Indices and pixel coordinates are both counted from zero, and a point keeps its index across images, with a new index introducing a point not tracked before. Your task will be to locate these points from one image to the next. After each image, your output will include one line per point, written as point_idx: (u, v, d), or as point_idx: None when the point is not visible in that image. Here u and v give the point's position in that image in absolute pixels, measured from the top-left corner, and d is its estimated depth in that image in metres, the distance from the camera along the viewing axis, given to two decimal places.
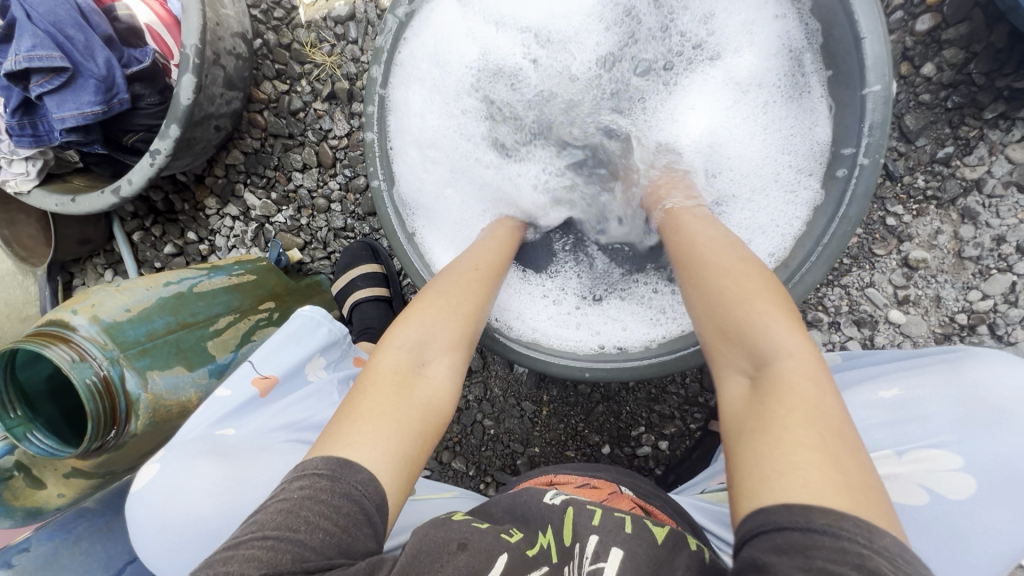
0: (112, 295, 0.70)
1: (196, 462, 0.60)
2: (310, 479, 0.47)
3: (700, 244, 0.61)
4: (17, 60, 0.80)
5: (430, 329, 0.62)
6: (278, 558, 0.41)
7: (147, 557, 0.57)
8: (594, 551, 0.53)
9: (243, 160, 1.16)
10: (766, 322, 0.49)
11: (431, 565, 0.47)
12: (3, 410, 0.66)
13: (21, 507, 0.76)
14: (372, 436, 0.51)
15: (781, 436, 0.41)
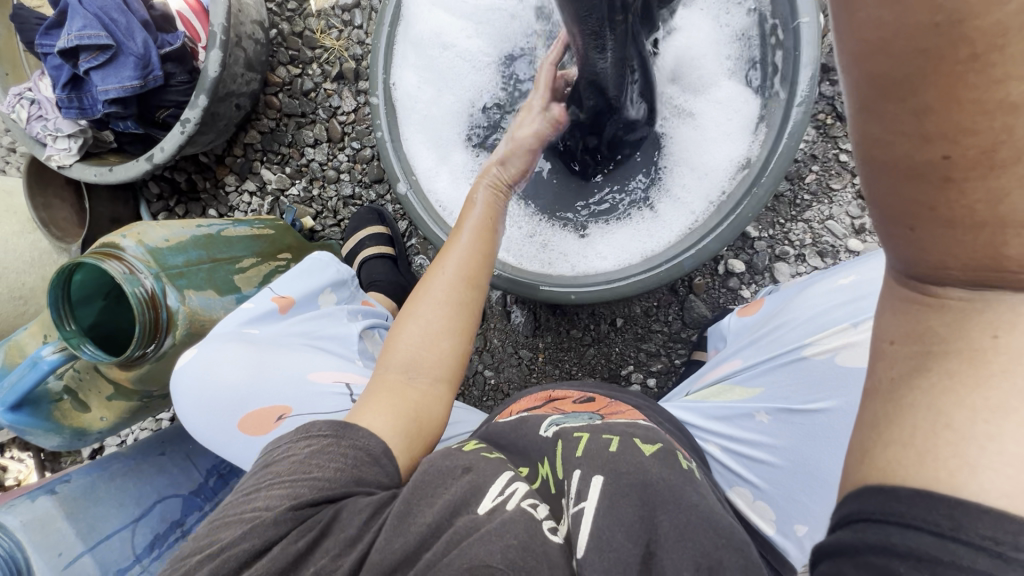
0: (153, 227, 0.80)
1: (228, 344, 0.72)
2: (317, 440, 0.54)
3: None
4: (70, 39, 0.93)
5: (420, 340, 0.68)
6: (298, 491, 0.50)
7: (194, 426, 0.68)
8: (577, 491, 0.52)
9: (260, 139, 1.28)
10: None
11: (432, 489, 0.49)
12: (59, 323, 0.75)
13: (69, 426, 0.85)
14: (377, 413, 0.59)
15: (993, 404, 0.27)
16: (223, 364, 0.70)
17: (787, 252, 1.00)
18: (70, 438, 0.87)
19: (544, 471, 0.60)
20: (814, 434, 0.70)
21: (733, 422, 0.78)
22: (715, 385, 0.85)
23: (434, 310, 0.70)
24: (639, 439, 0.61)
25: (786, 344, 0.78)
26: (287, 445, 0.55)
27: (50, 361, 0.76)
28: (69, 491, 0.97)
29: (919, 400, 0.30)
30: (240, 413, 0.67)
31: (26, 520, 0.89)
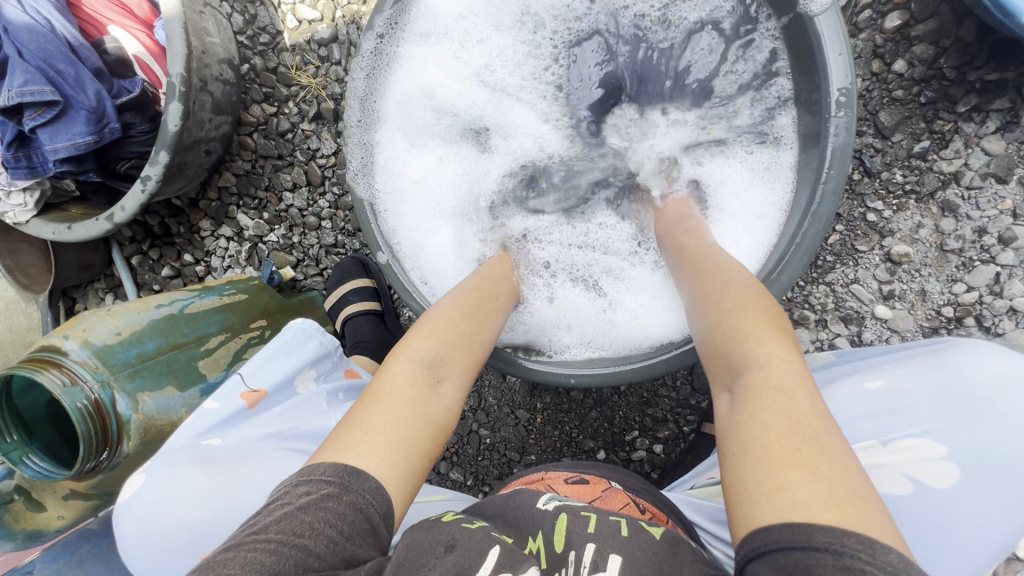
0: (103, 319, 0.72)
1: (183, 470, 0.64)
2: (318, 485, 0.48)
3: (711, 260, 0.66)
4: (11, 96, 0.83)
5: (446, 351, 0.64)
6: (281, 564, 0.42)
7: (138, 568, 0.60)
8: (592, 561, 0.54)
9: (235, 182, 1.19)
10: (754, 336, 0.52)
11: (416, 569, 0.46)
12: (0, 435, 0.68)
13: (22, 530, 0.78)
14: (386, 445, 0.53)
15: (761, 453, 0.43)
16: (175, 492, 0.62)
17: (807, 317, 0.89)
18: (23, 542, 0.78)
19: (534, 545, 0.59)
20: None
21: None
22: (720, 484, 0.80)
23: (456, 333, 0.66)
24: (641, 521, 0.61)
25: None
26: (285, 491, 0.47)
27: None
28: None
29: (733, 464, 0.45)
30: (196, 553, 0.58)
31: None
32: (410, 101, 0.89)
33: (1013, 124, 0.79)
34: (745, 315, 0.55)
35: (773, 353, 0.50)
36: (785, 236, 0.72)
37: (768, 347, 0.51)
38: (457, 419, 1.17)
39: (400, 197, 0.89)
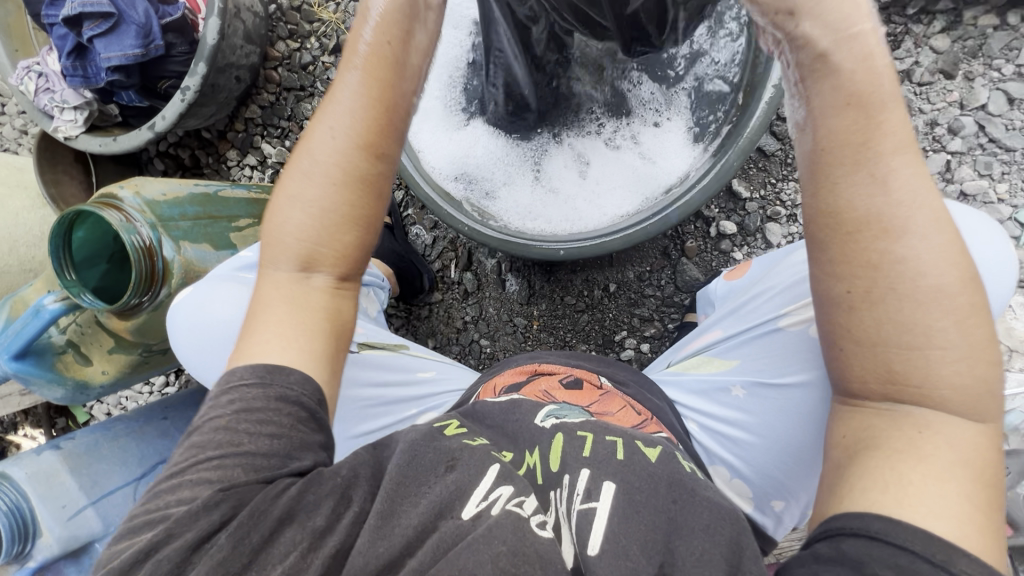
0: (151, 182, 0.83)
1: (219, 286, 0.76)
2: (241, 391, 0.49)
3: (874, 134, 0.43)
4: (73, 7, 0.97)
5: (306, 234, 0.53)
6: (231, 474, 0.44)
7: (182, 350, 0.76)
8: (585, 489, 0.51)
9: (260, 114, 1.31)
10: (930, 300, 0.42)
11: (415, 489, 0.45)
12: (59, 272, 0.77)
13: (71, 377, 0.88)
14: (279, 347, 0.52)
15: (940, 473, 0.41)
16: (215, 300, 0.75)
17: (779, 212, 1.02)
18: (73, 390, 0.89)
19: (529, 461, 0.57)
20: (786, 407, 0.70)
21: (711, 396, 0.79)
22: (696, 356, 0.85)
23: (321, 207, 0.53)
24: (640, 441, 0.58)
25: (759, 316, 0.77)
26: (211, 403, 0.49)
27: (51, 311, 0.79)
28: (75, 447, 1.00)
29: (872, 456, 0.43)
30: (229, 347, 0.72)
31: (30, 472, 0.93)
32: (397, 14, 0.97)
33: (955, 23, 0.88)
34: (930, 260, 0.42)
35: (947, 334, 0.42)
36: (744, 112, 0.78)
37: (963, 355, 0.42)
38: (460, 330, 1.25)
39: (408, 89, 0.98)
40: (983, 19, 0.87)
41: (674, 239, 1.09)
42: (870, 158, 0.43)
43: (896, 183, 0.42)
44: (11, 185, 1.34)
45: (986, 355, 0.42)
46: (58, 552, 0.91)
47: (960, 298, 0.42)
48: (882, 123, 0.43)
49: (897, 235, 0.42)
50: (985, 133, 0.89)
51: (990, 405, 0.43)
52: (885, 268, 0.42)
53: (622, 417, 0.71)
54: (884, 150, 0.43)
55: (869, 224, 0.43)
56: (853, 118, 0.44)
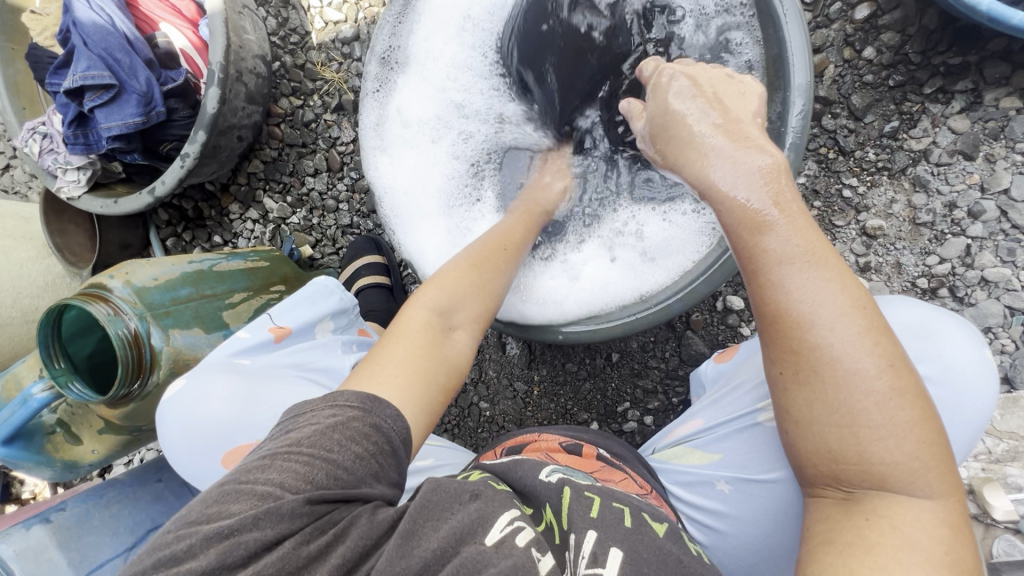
0: (142, 266, 0.81)
1: (218, 376, 0.75)
2: (344, 408, 0.48)
3: (787, 274, 0.48)
4: (75, 79, 0.97)
5: (459, 299, 0.68)
6: (314, 475, 0.43)
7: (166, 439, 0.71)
8: (592, 552, 0.50)
9: (262, 168, 1.30)
10: (881, 424, 0.44)
11: (439, 514, 0.44)
12: (47, 362, 0.76)
13: (60, 458, 0.87)
14: (391, 380, 0.54)
15: (889, 564, 0.41)
16: (207, 392, 0.73)
17: None
18: (62, 470, 0.88)
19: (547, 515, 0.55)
20: (780, 506, 0.62)
21: (698, 491, 0.70)
22: (677, 445, 0.76)
23: (467, 283, 0.70)
24: (647, 514, 0.57)
25: (740, 404, 0.69)
26: (311, 412, 0.47)
27: (39, 399, 0.78)
28: (65, 519, 0.99)
29: (834, 553, 0.43)
30: (222, 448, 0.69)
31: (18, 549, 0.91)
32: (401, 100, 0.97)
33: (976, 104, 0.84)
34: (873, 392, 0.44)
35: (898, 444, 0.44)
36: None
37: (895, 431, 0.44)
38: (458, 392, 1.23)
39: (407, 163, 0.98)
40: (1006, 101, 0.83)
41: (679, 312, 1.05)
42: (782, 270, 0.49)
43: (824, 330, 0.46)
44: (17, 237, 1.35)
45: (919, 433, 0.44)
46: None
47: (889, 399, 0.44)
48: (792, 272, 0.48)
49: (808, 325, 0.47)
50: (1008, 219, 0.84)
51: (939, 482, 0.44)
52: (808, 358, 0.46)
53: (625, 485, 0.67)
54: (797, 297, 0.47)
55: (792, 364, 0.47)
56: (757, 276, 0.50)
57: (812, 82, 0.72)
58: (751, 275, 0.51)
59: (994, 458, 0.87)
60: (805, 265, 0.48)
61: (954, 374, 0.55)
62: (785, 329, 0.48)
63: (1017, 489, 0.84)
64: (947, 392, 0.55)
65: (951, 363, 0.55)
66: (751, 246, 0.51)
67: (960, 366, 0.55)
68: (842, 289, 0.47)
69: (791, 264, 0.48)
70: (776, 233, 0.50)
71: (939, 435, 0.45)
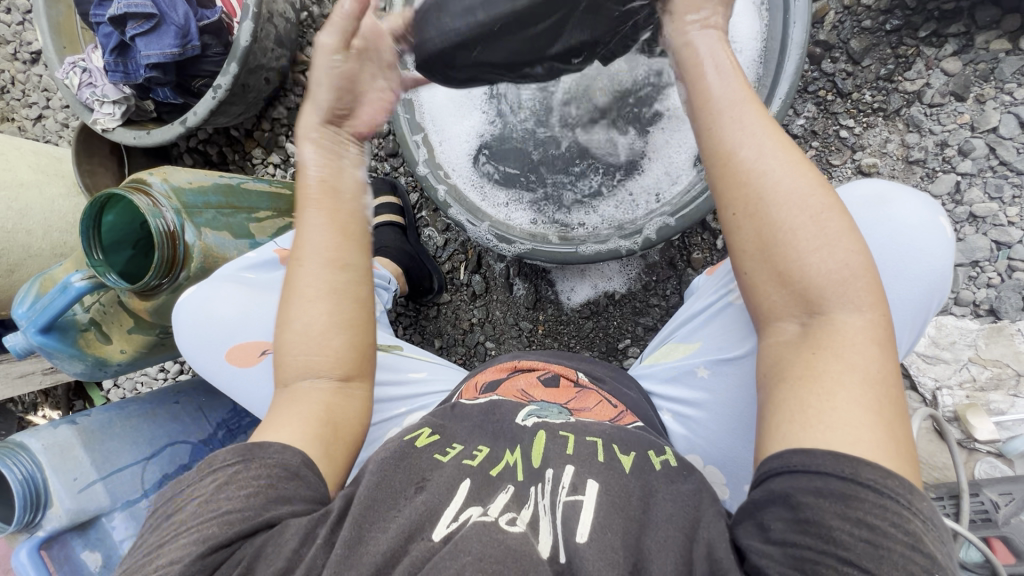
0: (180, 171, 0.88)
1: (222, 286, 0.80)
2: (228, 460, 0.51)
3: (733, 115, 0.52)
4: (120, 7, 1.03)
5: (306, 351, 0.56)
6: (213, 532, 0.47)
7: (179, 334, 0.80)
8: (572, 483, 0.52)
9: (287, 115, 1.36)
10: (829, 238, 0.49)
11: (385, 514, 0.49)
12: (88, 251, 0.82)
13: (91, 354, 0.92)
14: (283, 421, 0.55)
15: (833, 389, 0.46)
16: (217, 301, 0.79)
17: None
18: (92, 366, 0.94)
19: (511, 458, 0.56)
20: (744, 379, 0.66)
21: (680, 381, 0.76)
22: (667, 346, 0.84)
23: (323, 330, 0.56)
24: (618, 445, 0.58)
25: (717, 293, 0.76)
26: (192, 481, 0.51)
27: (78, 288, 0.83)
28: (90, 423, 1.04)
29: (788, 387, 0.48)
30: (226, 346, 0.77)
31: (46, 445, 0.97)
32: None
33: (968, 47, 0.89)
34: (814, 210, 0.49)
35: (836, 252, 0.48)
36: None
37: (827, 243, 0.48)
38: (466, 331, 1.27)
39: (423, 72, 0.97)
40: (996, 43, 0.88)
41: (681, 250, 1.10)
42: (728, 111, 0.52)
43: (766, 160, 0.50)
44: (49, 173, 1.40)
45: (848, 242, 0.49)
46: (67, 523, 0.94)
47: (822, 212, 0.49)
48: (732, 119, 0.52)
49: (752, 157, 0.50)
50: (996, 156, 0.89)
51: (870, 294, 0.48)
52: (757, 188, 0.50)
53: (600, 411, 0.70)
54: (737, 133, 0.51)
55: (741, 195, 0.50)
56: (707, 119, 0.53)
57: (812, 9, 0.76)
58: (704, 124, 0.53)
59: (979, 386, 0.90)
60: (745, 109, 0.52)
61: (905, 231, 0.60)
62: (734, 163, 0.51)
63: (998, 414, 0.88)
64: (892, 247, 0.60)
65: (900, 223, 0.60)
66: (700, 96, 0.54)
67: (910, 223, 0.60)
68: (771, 129, 0.52)
69: (732, 110, 0.52)
70: (714, 75, 0.54)
71: (864, 244, 0.50)
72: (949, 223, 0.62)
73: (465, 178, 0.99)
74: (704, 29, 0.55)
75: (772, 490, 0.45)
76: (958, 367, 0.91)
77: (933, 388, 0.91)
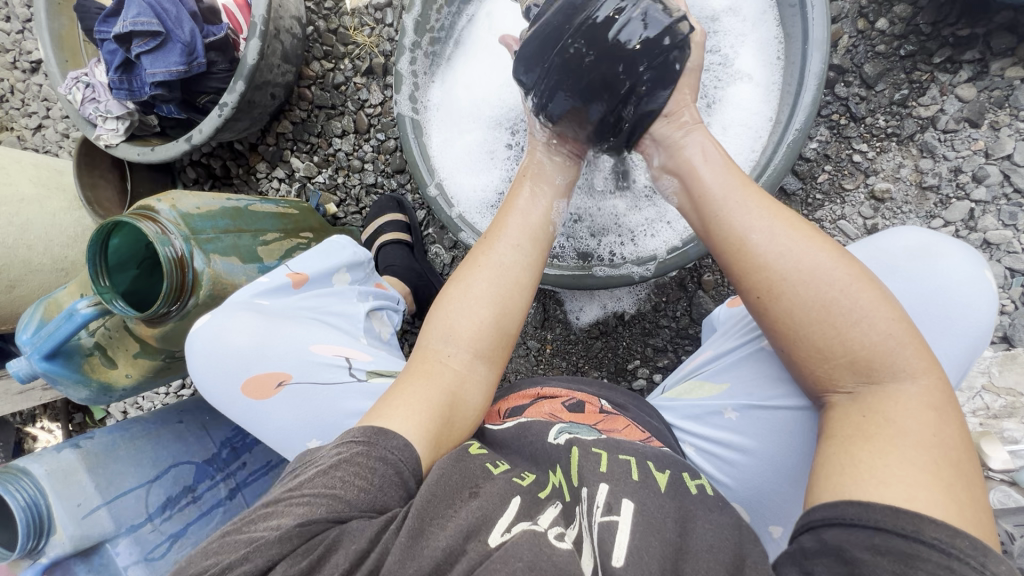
0: (187, 196, 0.87)
1: (236, 314, 0.79)
2: (348, 445, 0.50)
3: (739, 208, 0.58)
4: (125, 25, 1.02)
5: (458, 324, 0.61)
6: (313, 509, 0.45)
7: (193, 361, 0.78)
8: (606, 501, 0.51)
9: (291, 129, 1.35)
10: (864, 309, 0.51)
11: (445, 510, 0.46)
12: (94, 278, 0.81)
13: (96, 379, 0.91)
14: (408, 410, 0.54)
15: (886, 448, 0.45)
16: (229, 329, 0.78)
17: None
18: (97, 392, 0.92)
19: (555, 479, 0.54)
20: (784, 427, 0.66)
21: (705, 421, 0.74)
22: (689, 380, 0.81)
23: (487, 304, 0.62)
24: (652, 462, 0.56)
25: (744, 334, 0.75)
26: (323, 447, 0.51)
27: (84, 314, 0.82)
28: (93, 447, 1.03)
29: (839, 446, 0.48)
30: (242, 377, 0.75)
31: (49, 469, 0.96)
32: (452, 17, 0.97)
33: (982, 73, 0.89)
34: (842, 285, 0.52)
35: (876, 323, 0.50)
36: (760, 159, 0.81)
37: (866, 314, 0.51)
38: None
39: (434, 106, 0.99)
40: (1011, 71, 0.88)
41: (692, 272, 1.09)
42: (732, 207, 0.59)
43: (781, 246, 0.54)
44: (50, 187, 1.38)
45: (888, 312, 0.51)
46: (71, 550, 0.93)
47: (854, 284, 0.52)
48: (741, 211, 0.58)
49: (763, 244, 0.55)
50: (1010, 183, 0.89)
51: (917, 361, 0.49)
52: (773, 270, 0.54)
53: (629, 434, 0.65)
54: (746, 226, 0.57)
55: (760, 285, 0.55)
56: (719, 213, 0.60)
57: (829, 38, 0.75)
58: (717, 221, 0.60)
59: (992, 414, 0.90)
60: (750, 202, 0.58)
61: (950, 287, 0.60)
62: (749, 252, 0.56)
63: (1012, 442, 0.87)
64: (935, 300, 0.59)
65: (947, 278, 0.60)
66: (699, 194, 0.63)
67: (957, 278, 0.60)
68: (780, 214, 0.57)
69: (741, 203, 0.59)
70: (714, 178, 0.63)
71: (903, 313, 0.52)
72: (992, 276, 0.61)
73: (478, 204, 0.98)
74: (692, 135, 0.68)
75: (823, 539, 0.43)
76: (971, 395, 0.91)
77: None
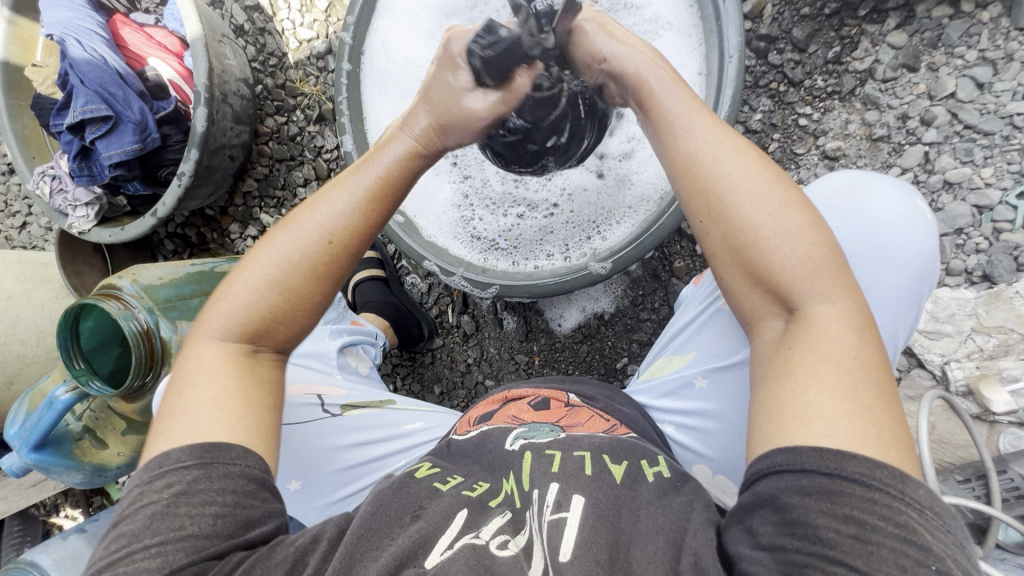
0: (149, 268, 0.88)
1: None
2: (174, 476, 0.48)
3: (683, 130, 0.53)
4: (76, 114, 1.06)
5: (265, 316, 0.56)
6: (172, 557, 0.45)
7: None
8: (556, 500, 0.49)
9: (256, 187, 1.37)
10: (793, 233, 0.47)
11: (378, 541, 0.46)
12: (69, 363, 0.83)
13: (89, 462, 0.92)
14: (217, 413, 0.52)
15: (807, 381, 0.44)
16: None
17: None
18: (91, 474, 0.93)
19: (506, 487, 0.53)
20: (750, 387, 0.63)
21: (680, 395, 0.71)
22: (659, 358, 0.79)
23: (301, 293, 0.56)
24: (607, 456, 0.54)
25: (703, 300, 0.73)
26: (141, 489, 0.48)
27: (63, 400, 0.83)
28: (98, 529, 1.03)
29: (769, 383, 0.46)
30: None
31: (57, 558, 0.96)
32: (375, 66, 1.00)
33: (910, 18, 0.89)
34: (777, 210, 0.48)
35: (800, 245, 0.47)
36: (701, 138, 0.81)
37: (794, 234, 0.47)
38: (463, 373, 1.26)
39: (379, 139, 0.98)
40: (937, 11, 0.87)
41: (662, 261, 1.09)
42: (675, 129, 0.53)
43: (725, 172, 0.50)
44: (36, 281, 1.42)
45: (814, 235, 0.48)
46: None
47: (785, 206, 0.48)
48: (679, 137, 0.53)
49: (705, 167, 0.51)
50: (959, 120, 0.88)
51: (841, 286, 0.47)
52: (716, 191, 0.50)
53: (591, 426, 0.63)
54: (695, 151, 0.51)
55: (702, 209, 0.51)
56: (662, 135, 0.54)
57: (742, 13, 0.75)
58: (663, 140, 0.54)
59: (987, 356, 0.87)
60: (687, 125, 0.53)
61: (884, 220, 0.59)
62: (694, 177, 0.51)
63: (1012, 380, 0.85)
64: (878, 238, 0.58)
65: (880, 213, 0.59)
66: (655, 117, 0.55)
67: (890, 210, 0.59)
68: (727, 139, 0.52)
69: (673, 130, 0.53)
70: (664, 89, 0.55)
71: (832, 237, 0.48)
72: (922, 205, 0.61)
73: (438, 230, 0.98)
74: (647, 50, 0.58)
75: (756, 493, 0.43)
76: (962, 340, 0.88)
77: (941, 363, 0.88)
